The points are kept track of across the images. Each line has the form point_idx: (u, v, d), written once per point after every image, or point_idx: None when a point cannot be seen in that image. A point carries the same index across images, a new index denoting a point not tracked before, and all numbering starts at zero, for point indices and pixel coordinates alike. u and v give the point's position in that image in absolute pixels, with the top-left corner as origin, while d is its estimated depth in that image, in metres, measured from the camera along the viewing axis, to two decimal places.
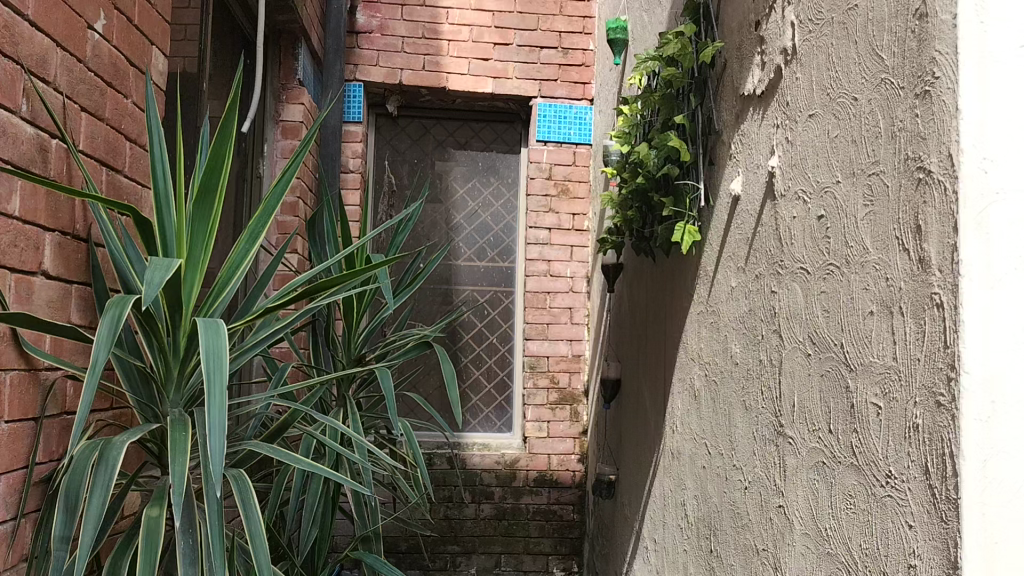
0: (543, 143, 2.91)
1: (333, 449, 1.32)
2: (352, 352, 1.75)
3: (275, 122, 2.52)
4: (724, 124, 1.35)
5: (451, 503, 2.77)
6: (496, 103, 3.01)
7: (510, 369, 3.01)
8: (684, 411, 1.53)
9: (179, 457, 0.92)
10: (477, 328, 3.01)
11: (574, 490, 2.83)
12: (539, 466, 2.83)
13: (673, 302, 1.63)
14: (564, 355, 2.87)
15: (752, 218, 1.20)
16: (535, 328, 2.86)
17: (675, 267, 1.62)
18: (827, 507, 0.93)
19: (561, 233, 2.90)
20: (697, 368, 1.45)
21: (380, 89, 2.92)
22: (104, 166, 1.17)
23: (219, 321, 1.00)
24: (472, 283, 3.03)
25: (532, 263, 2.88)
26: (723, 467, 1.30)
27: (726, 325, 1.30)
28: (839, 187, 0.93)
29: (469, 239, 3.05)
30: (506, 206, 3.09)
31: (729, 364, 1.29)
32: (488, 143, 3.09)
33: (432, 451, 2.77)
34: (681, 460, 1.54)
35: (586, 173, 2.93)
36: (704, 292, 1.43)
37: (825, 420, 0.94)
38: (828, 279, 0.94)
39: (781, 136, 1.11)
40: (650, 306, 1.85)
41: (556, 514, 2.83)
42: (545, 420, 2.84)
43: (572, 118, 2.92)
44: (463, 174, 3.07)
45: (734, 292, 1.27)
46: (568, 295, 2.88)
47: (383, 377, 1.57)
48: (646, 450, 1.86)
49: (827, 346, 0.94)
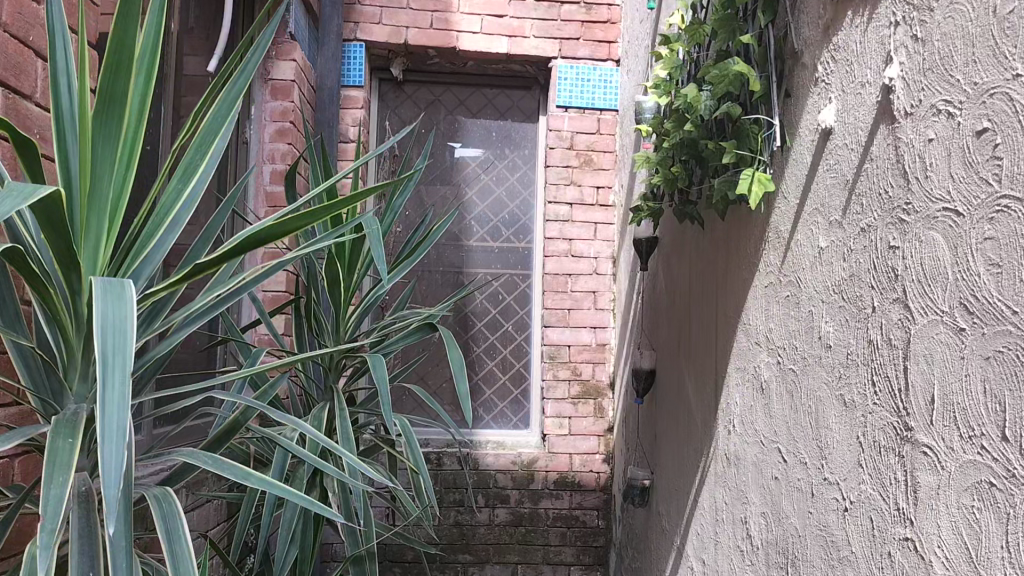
0: (564, 109, 2.62)
1: (306, 460, 1.02)
2: (342, 336, 1.45)
3: (263, 80, 2.21)
4: (807, 42, 1.06)
5: (462, 508, 2.50)
6: (512, 66, 2.72)
7: (526, 360, 2.72)
8: (747, 408, 1.24)
9: (58, 474, 0.63)
10: (491, 315, 2.73)
11: (599, 494, 2.55)
12: (560, 467, 2.54)
13: (731, 274, 1.35)
14: (587, 344, 2.57)
15: (854, 155, 0.91)
16: (556, 315, 2.57)
17: (733, 230, 1.33)
18: (997, 550, 0.64)
19: (583, 209, 2.61)
20: (766, 354, 1.16)
21: (383, 50, 2.63)
22: (2, 87, 0.89)
23: (126, 281, 0.72)
24: (485, 265, 2.74)
25: (551, 242, 2.59)
26: (806, 479, 1.01)
27: (811, 298, 1.01)
28: (1018, 83, 0.63)
29: (482, 217, 2.77)
30: (523, 180, 2.80)
31: (815, 348, 1.00)
32: (502, 112, 2.80)
33: (442, 450, 2.50)
34: (742, 468, 1.25)
35: (611, 142, 2.63)
36: (775, 260, 1.14)
37: (993, 422, 0.65)
38: (999, 220, 0.65)
39: (903, 35, 0.82)
40: (697, 282, 1.56)
41: (578, 520, 2.55)
42: (566, 416, 2.55)
43: (596, 81, 2.62)
44: (475, 145, 2.78)
45: (824, 255, 0.98)
46: (592, 277, 2.59)
47: (376, 365, 1.27)
48: (690, 453, 1.57)
49: (998, 316, 0.65)
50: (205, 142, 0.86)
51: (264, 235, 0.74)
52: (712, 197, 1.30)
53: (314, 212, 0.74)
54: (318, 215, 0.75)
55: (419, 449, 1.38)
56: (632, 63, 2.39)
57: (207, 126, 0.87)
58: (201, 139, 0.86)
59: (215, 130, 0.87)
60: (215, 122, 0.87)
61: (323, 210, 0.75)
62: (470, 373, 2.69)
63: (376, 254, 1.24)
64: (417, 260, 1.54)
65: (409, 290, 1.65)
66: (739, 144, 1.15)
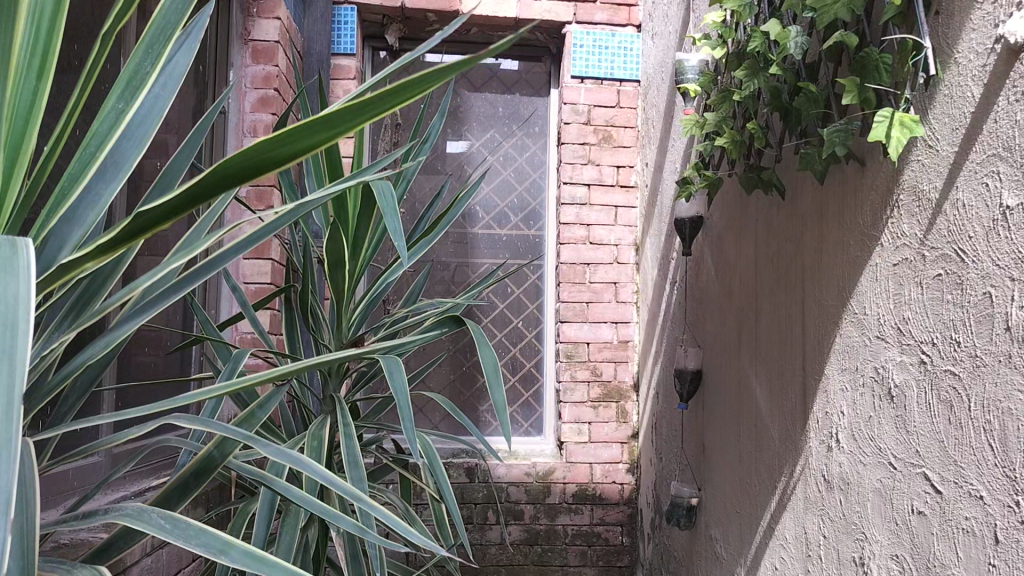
0: (580, 80, 2.35)
1: (306, 506, 0.73)
2: (344, 336, 1.18)
3: (243, 42, 1.93)
4: None
5: (470, 525, 2.23)
6: (521, 34, 2.44)
7: (539, 360, 2.46)
8: (863, 421, 0.99)
9: None
10: (498, 311, 2.45)
11: (623, 508, 2.29)
12: (579, 478, 2.27)
13: (828, 255, 1.09)
14: (608, 341, 2.31)
15: None
16: (573, 309, 2.30)
17: (834, 199, 1.07)
18: None
19: (601, 190, 2.34)
20: (899, 354, 0.91)
21: (377, 15, 2.35)
22: None
23: (21, 242, 0.44)
24: (492, 255, 2.48)
25: (567, 227, 2.32)
26: (986, 521, 0.75)
27: (989, 276, 0.75)
28: None
29: (487, 202, 2.50)
30: (533, 161, 2.53)
31: (999, 344, 0.74)
32: (509, 85, 2.53)
33: (448, 461, 2.23)
34: (857, 497, 1.00)
35: (632, 117, 2.36)
36: (916, 230, 0.88)
37: None
38: None
39: None
40: (770, 267, 1.30)
41: (600, 538, 2.28)
42: (585, 422, 2.28)
43: (615, 48, 2.35)
44: (480, 122, 2.51)
45: (1017, 218, 0.72)
46: (613, 267, 2.32)
47: (392, 369, 0.99)
48: (761, 471, 1.31)
49: None
50: (158, 42, 0.61)
51: (271, 155, 0.44)
52: (807, 154, 1.04)
53: (350, 111, 0.44)
54: (357, 117, 0.45)
55: (444, 468, 1.10)
56: (660, 25, 2.12)
57: (161, 19, 0.62)
58: (156, 34, 0.61)
59: (174, 23, 0.62)
60: (171, 13, 0.62)
61: (367, 109, 0.45)
62: (475, 374, 2.43)
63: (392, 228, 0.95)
64: (433, 242, 1.26)
65: (423, 277, 1.37)
66: (864, 81, 0.89)
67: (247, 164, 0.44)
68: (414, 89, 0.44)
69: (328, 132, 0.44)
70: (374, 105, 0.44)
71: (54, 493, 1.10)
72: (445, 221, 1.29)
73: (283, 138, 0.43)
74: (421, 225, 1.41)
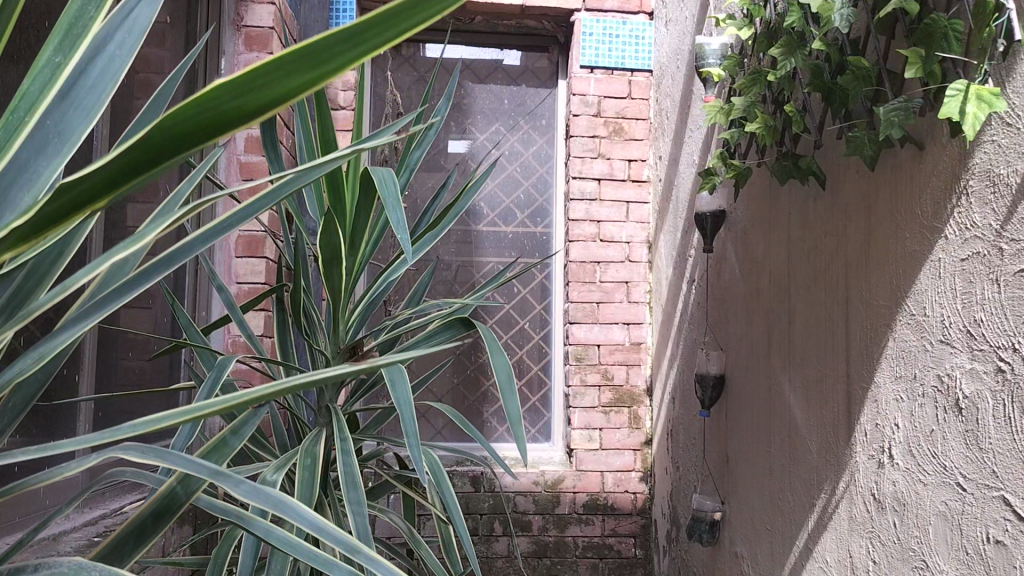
0: (589, 70, 2.24)
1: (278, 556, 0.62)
2: (341, 340, 1.06)
3: (235, 28, 1.83)
4: None
5: (476, 538, 2.12)
6: (527, 22, 2.33)
7: (546, 362, 2.35)
8: (923, 436, 0.88)
9: None
10: (504, 311, 2.34)
11: (636, 518, 2.18)
12: (590, 487, 2.17)
13: (878, 250, 0.98)
14: (619, 343, 2.20)
15: None
16: (583, 309, 2.20)
17: (885, 188, 0.97)
18: None
19: (612, 185, 2.23)
20: (970, 361, 0.80)
21: None
22: None
23: None
24: (497, 253, 2.37)
25: (576, 224, 2.21)
26: None
27: None
28: None
29: (492, 198, 2.39)
30: (539, 156, 2.42)
31: None
32: (515, 76, 2.42)
33: (452, 470, 2.12)
34: (916, 521, 0.89)
35: (644, 109, 2.25)
36: (991, 220, 0.77)
37: None
38: None
39: None
40: (806, 264, 1.19)
41: (612, 550, 2.17)
42: (596, 428, 2.18)
43: (625, 36, 2.25)
44: (484, 115, 2.40)
45: None
46: (624, 265, 2.22)
47: (395, 378, 0.88)
48: (798, 487, 1.20)
49: None
50: None
51: (240, 104, 0.33)
52: (856, 137, 0.94)
53: (348, 39, 0.34)
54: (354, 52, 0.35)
55: (453, 489, 0.98)
56: (675, 11, 2.02)
57: None
58: None
59: None
60: None
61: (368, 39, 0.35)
62: (480, 378, 2.32)
63: (394, 221, 0.84)
64: (439, 238, 1.15)
65: (427, 276, 1.26)
66: (931, 51, 0.79)
67: (211, 116, 0.33)
68: (426, 10, 0.35)
69: (317, 68, 0.34)
70: (376, 31, 0.34)
71: (20, 515, 0.99)
72: (451, 216, 1.18)
73: (258, 76, 0.33)
74: (424, 220, 1.30)
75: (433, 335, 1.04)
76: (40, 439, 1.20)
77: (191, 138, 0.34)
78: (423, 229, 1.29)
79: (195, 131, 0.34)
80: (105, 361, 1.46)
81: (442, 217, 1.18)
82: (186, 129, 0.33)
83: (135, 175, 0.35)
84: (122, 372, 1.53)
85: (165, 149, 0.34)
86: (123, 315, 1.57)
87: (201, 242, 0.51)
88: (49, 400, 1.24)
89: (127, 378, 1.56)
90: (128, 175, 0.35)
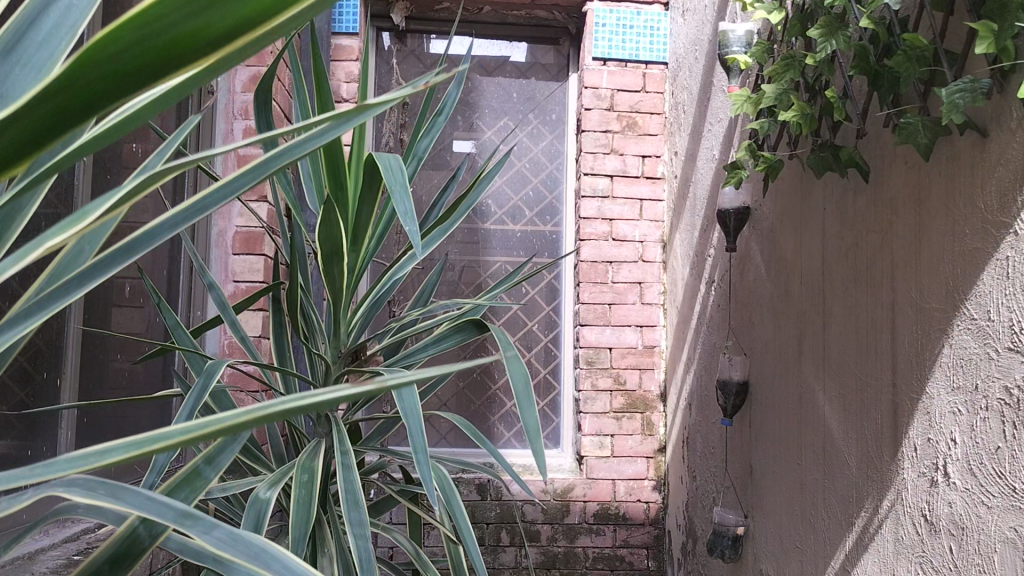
0: (602, 62, 2.15)
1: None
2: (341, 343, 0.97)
3: None
4: None
5: (482, 548, 2.04)
6: (538, 13, 2.25)
7: (555, 366, 2.26)
8: (988, 453, 0.79)
9: None
10: (512, 312, 2.25)
11: (648, 528, 2.09)
12: (600, 496, 2.08)
13: (929, 250, 0.90)
14: (632, 347, 2.12)
15: None
16: (594, 311, 2.11)
17: (939, 181, 0.88)
18: None
19: (625, 182, 2.15)
20: None
21: None
22: None
23: None
24: (505, 252, 2.28)
25: (588, 222, 2.12)
26: None
27: None
28: None
29: (499, 195, 2.30)
30: (549, 152, 2.34)
31: None
32: (524, 69, 2.34)
33: (458, 477, 2.04)
34: (978, 548, 0.80)
35: (659, 102, 2.17)
36: None
37: None
38: None
39: None
40: (844, 264, 1.11)
41: (623, 561, 2.09)
42: (608, 434, 2.09)
43: (640, 28, 2.16)
44: (493, 109, 2.32)
45: None
46: (637, 266, 2.13)
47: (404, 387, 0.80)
48: (833, 504, 1.12)
49: None
50: None
51: (195, 28, 0.26)
52: (909, 123, 0.85)
53: None
54: None
55: (463, 508, 0.89)
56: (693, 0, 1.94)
57: None
58: None
59: None
60: None
61: None
62: (487, 381, 2.24)
63: (401, 212, 0.75)
64: (449, 232, 1.06)
65: (435, 273, 1.17)
66: (1006, 24, 0.71)
67: (156, 46, 0.26)
68: None
69: None
70: None
71: None
72: (462, 210, 1.09)
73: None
74: (433, 213, 1.21)
75: (442, 338, 0.96)
76: (19, 447, 1.12)
77: (134, 77, 0.27)
78: (431, 223, 1.20)
79: (140, 67, 0.26)
80: (94, 363, 1.38)
81: (452, 210, 1.09)
82: (127, 64, 0.26)
83: (72, 126, 0.28)
84: (113, 374, 1.45)
85: (102, 93, 0.27)
86: (114, 314, 1.49)
87: (170, 225, 0.42)
88: (30, 405, 1.15)
89: (118, 381, 1.48)
90: (61, 126, 0.28)
